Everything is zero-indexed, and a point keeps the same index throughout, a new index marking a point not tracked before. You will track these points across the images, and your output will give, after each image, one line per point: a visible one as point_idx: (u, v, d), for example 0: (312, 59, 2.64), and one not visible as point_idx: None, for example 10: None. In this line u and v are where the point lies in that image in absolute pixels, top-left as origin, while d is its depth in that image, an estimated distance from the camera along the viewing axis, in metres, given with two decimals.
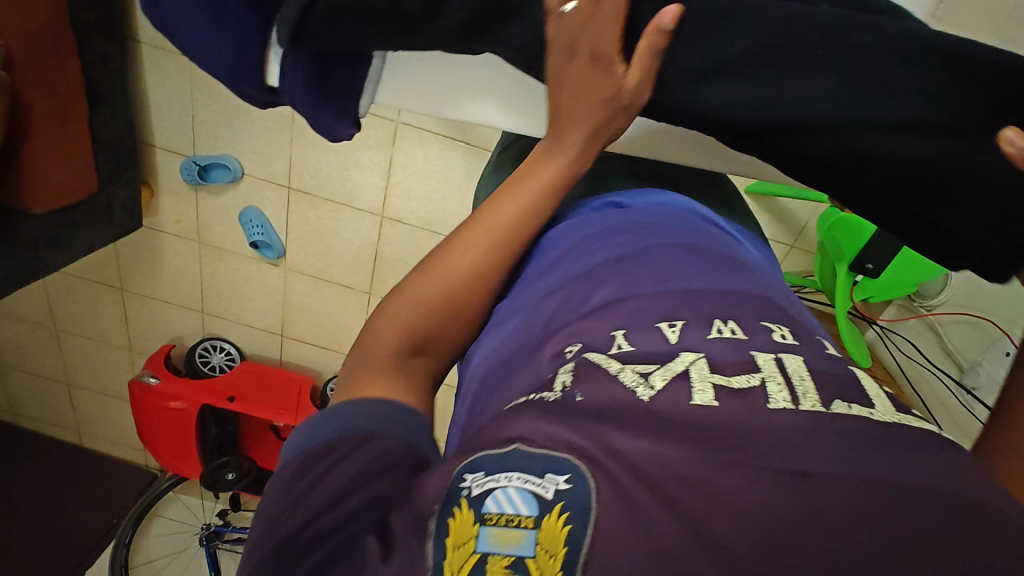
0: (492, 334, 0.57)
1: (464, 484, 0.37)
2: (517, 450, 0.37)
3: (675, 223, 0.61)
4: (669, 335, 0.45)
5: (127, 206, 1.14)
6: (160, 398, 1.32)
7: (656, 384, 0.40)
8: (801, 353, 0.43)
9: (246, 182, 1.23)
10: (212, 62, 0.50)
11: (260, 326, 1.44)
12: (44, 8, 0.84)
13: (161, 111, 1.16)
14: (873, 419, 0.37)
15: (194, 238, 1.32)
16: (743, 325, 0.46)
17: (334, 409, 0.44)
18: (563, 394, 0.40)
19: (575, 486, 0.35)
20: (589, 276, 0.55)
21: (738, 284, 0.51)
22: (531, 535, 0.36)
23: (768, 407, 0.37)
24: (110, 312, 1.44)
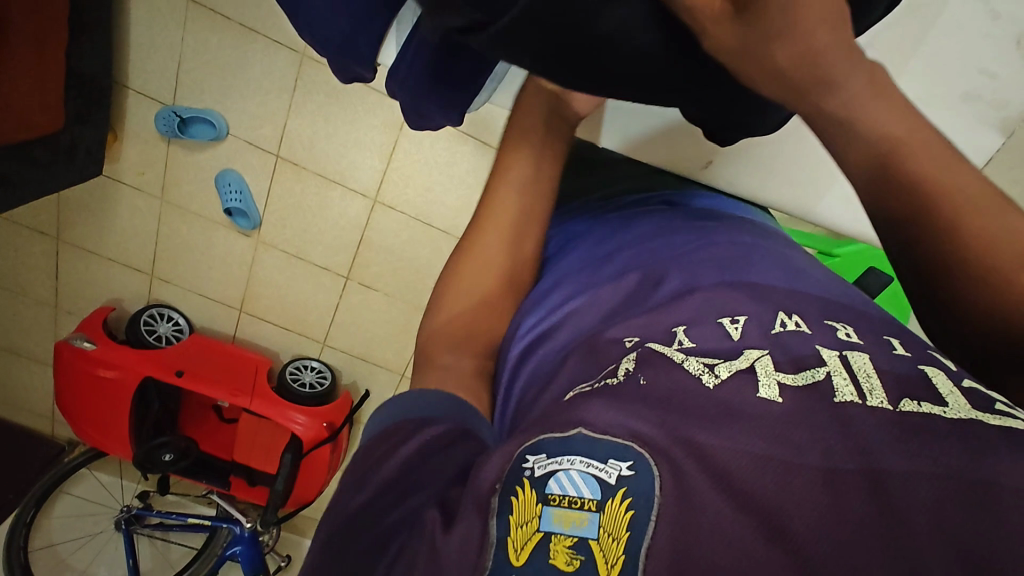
0: (534, 326, 0.48)
1: (525, 465, 0.30)
2: (582, 435, 0.31)
3: (738, 223, 0.57)
4: (731, 331, 0.38)
5: (91, 151, 1.05)
6: (93, 366, 1.18)
7: (721, 374, 0.34)
8: (867, 352, 0.36)
9: (228, 143, 1.13)
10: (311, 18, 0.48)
11: (215, 297, 1.31)
12: None
13: (145, 51, 1.06)
14: (946, 418, 0.31)
15: (156, 195, 1.19)
16: (807, 319, 0.39)
17: (396, 399, 0.42)
18: (624, 376, 0.35)
19: (640, 472, 0.29)
20: (645, 268, 0.48)
21: (820, 288, 0.44)
22: (594, 518, 0.29)
23: (833, 402, 0.32)
24: (39, 264, 1.27)
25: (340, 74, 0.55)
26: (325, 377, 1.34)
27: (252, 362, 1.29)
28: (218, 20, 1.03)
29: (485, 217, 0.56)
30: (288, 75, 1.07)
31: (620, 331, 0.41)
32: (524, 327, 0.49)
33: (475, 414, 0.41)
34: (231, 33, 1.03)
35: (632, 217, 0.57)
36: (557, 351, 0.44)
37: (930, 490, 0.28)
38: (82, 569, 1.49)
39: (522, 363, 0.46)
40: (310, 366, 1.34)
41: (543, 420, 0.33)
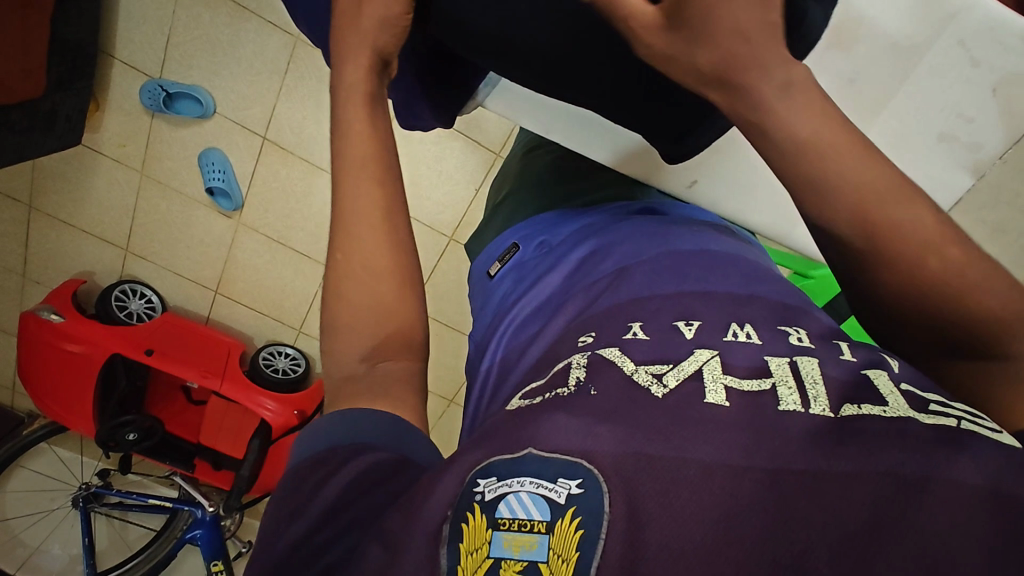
0: (509, 330, 0.49)
1: (476, 489, 0.32)
2: (531, 453, 0.32)
3: (713, 224, 0.56)
4: (684, 332, 0.38)
5: (70, 118, 1.02)
6: (58, 338, 1.16)
7: (670, 384, 0.35)
8: (817, 356, 0.36)
9: (214, 121, 1.11)
10: None
11: (191, 277, 1.29)
12: None
13: (134, 20, 1.03)
14: (885, 417, 0.31)
15: (136, 168, 1.16)
16: (760, 327, 0.39)
17: (329, 420, 0.40)
18: (575, 387, 0.36)
19: (588, 490, 0.31)
20: (604, 277, 0.47)
21: (793, 298, 0.43)
22: (543, 541, 0.31)
23: (777, 411, 0.32)
24: (9, 230, 1.23)
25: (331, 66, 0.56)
26: (298, 365, 1.32)
27: (225, 345, 1.28)
28: None
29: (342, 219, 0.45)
30: (282, 58, 1.05)
31: (581, 339, 0.41)
32: (503, 327, 0.49)
33: (409, 435, 0.39)
34: (226, 12, 1.02)
35: (600, 219, 0.56)
36: (531, 354, 0.44)
37: (869, 490, 0.28)
38: (35, 545, 1.46)
39: (501, 367, 0.47)
40: (284, 352, 1.33)
41: (490, 436, 0.35)
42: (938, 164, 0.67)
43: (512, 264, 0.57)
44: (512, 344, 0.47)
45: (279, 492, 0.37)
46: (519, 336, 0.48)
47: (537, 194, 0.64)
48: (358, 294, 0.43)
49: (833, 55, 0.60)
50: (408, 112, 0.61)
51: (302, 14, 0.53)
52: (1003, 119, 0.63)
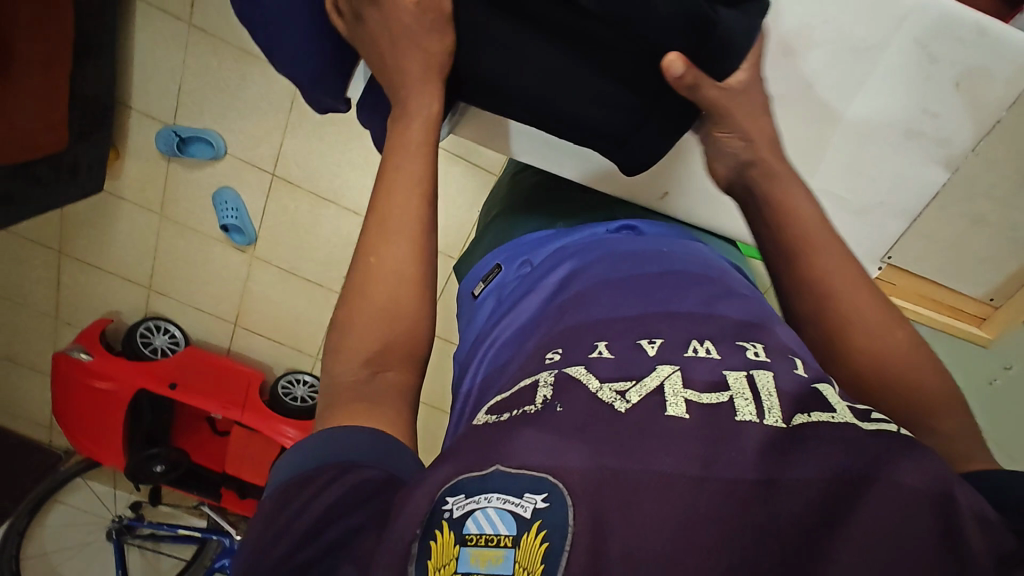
0: (490, 354, 0.50)
1: (446, 506, 0.34)
2: (498, 471, 0.34)
3: (685, 245, 0.58)
4: (647, 349, 0.41)
5: (92, 169, 1.06)
6: (89, 377, 1.21)
7: (632, 399, 0.37)
8: (774, 370, 0.39)
9: (226, 162, 1.16)
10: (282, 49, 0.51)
11: (211, 311, 1.34)
12: None
13: (146, 73, 1.09)
14: (833, 422, 0.34)
15: (156, 211, 1.22)
16: (719, 344, 0.42)
17: (320, 436, 0.40)
18: (542, 405, 0.38)
19: (553, 504, 0.32)
20: (576, 299, 0.48)
21: (753, 316, 0.45)
22: (510, 554, 0.32)
23: (734, 420, 0.35)
24: (41, 275, 1.30)
25: (315, 107, 0.58)
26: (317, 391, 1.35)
27: (243, 376, 1.30)
28: (219, 45, 1.06)
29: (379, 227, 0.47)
30: (285, 97, 1.10)
31: (550, 360, 0.42)
32: (483, 347, 0.51)
33: (398, 450, 0.39)
34: (230, 57, 1.07)
35: (581, 241, 0.57)
36: (505, 375, 0.45)
37: (817, 492, 0.31)
38: None
39: (476, 388, 0.48)
40: (302, 380, 1.36)
41: (464, 450, 0.37)
42: (907, 160, 0.67)
43: (491, 286, 0.58)
44: (492, 367, 0.48)
45: (258, 521, 0.37)
46: (496, 356, 0.49)
47: (525, 213, 0.66)
48: (377, 296, 0.44)
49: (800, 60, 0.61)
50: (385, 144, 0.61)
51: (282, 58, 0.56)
52: (970, 113, 0.64)
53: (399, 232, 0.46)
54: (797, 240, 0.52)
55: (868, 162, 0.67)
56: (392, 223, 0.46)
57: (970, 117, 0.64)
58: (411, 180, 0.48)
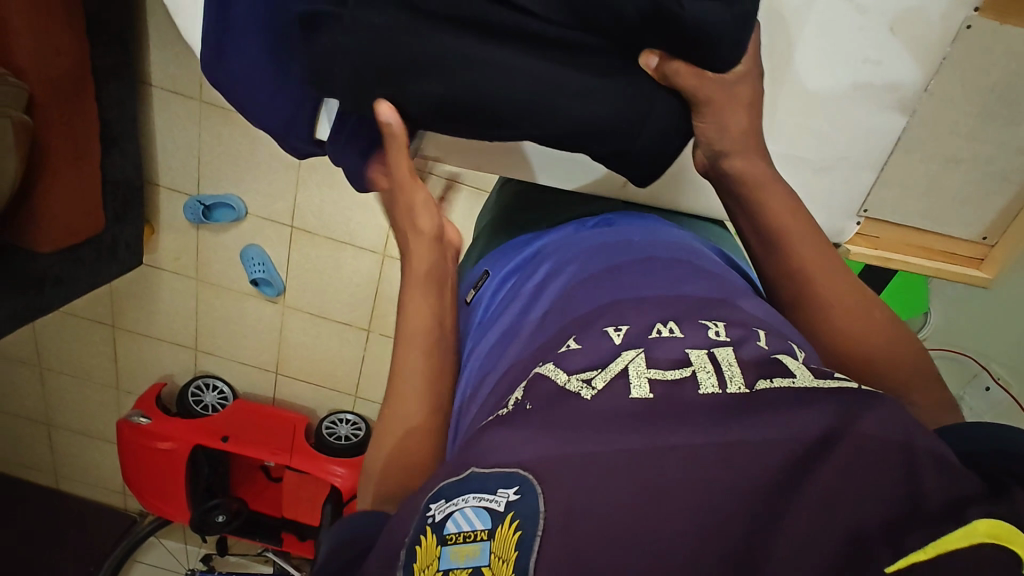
0: (479, 364, 0.53)
1: (429, 514, 0.37)
2: (473, 472, 0.36)
3: (659, 233, 0.60)
4: (614, 337, 0.43)
5: (130, 244, 1.17)
6: (149, 438, 1.28)
7: (597, 385, 0.39)
8: (734, 344, 0.41)
9: (248, 222, 1.24)
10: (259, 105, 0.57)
11: (253, 363, 1.42)
12: (74, 55, 0.88)
13: (168, 152, 1.20)
14: (794, 386, 0.36)
15: (192, 276, 1.32)
16: (683, 324, 0.44)
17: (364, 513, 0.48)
18: (514, 406, 0.40)
19: (524, 495, 0.34)
20: (558, 304, 0.50)
21: (713, 295, 0.48)
22: (485, 546, 0.34)
23: (698, 394, 0.37)
24: (100, 350, 1.41)
25: (289, 148, 0.62)
26: (360, 429, 1.41)
27: (290, 420, 1.38)
28: (228, 116, 1.15)
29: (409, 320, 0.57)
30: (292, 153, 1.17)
31: (527, 363, 0.45)
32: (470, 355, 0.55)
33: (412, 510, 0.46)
34: (240, 125, 1.16)
35: (562, 244, 0.60)
36: (487, 384, 0.49)
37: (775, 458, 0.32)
38: None
39: (465, 395, 0.52)
40: (344, 419, 1.42)
41: (452, 463, 0.39)
42: (863, 112, 0.69)
43: (478, 296, 0.61)
44: (481, 375, 0.51)
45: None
46: (485, 365, 0.51)
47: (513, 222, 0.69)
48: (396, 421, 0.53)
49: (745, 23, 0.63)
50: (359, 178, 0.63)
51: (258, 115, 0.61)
52: (911, 52, 0.66)
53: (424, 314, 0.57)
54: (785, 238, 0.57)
55: (820, 118, 0.69)
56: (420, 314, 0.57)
57: (911, 58, 0.66)
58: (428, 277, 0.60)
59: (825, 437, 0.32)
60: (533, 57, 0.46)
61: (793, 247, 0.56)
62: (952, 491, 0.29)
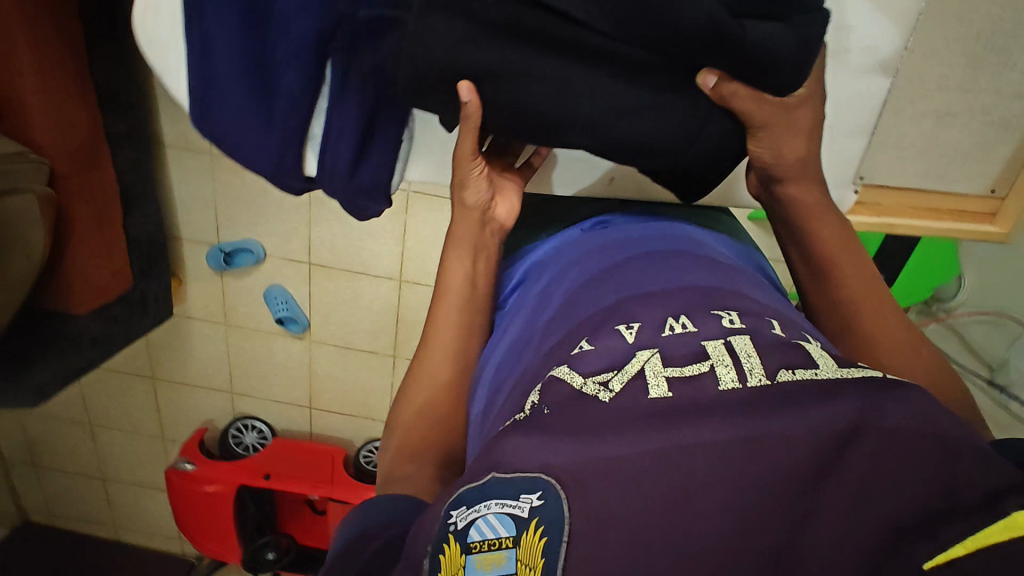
0: (488, 369, 0.55)
1: (450, 520, 0.37)
2: (493, 477, 0.36)
3: (659, 232, 0.62)
4: (627, 335, 0.43)
5: (160, 297, 1.23)
6: (196, 483, 1.32)
7: (615, 388, 0.38)
8: (749, 333, 0.42)
9: (268, 263, 1.28)
10: (257, 154, 0.60)
11: (287, 400, 1.45)
12: (88, 125, 0.93)
13: (185, 206, 1.24)
14: (816, 378, 0.37)
15: (220, 321, 1.36)
16: (695, 317, 0.44)
17: (380, 501, 0.47)
18: (531, 411, 0.39)
19: (548, 501, 0.35)
20: (562, 307, 0.52)
21: (720, 283, 0.49)
22: (511, 553, 0.36)
23: (720, 391, 0.37)
24: (143, 402, 1.47)
25: (282, 187, 0.64)
26: None
27: (328, 453, 1.41)
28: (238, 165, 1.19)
29: (444, 290, 0.62)
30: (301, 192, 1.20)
31: (541, 370, 0.45)
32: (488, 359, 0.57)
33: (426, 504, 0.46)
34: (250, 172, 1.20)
35: (566, 251, 0.63)
36: (508, 384, 0.49)
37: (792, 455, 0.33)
38: None
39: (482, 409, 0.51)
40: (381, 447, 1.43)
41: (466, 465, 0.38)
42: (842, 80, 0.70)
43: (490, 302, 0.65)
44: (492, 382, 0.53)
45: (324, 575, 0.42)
46: (495, 371, 0.54)
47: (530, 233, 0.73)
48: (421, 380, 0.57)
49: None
50: (354, 204, 0.64)
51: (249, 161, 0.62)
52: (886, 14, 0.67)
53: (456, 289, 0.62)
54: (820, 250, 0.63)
55: None
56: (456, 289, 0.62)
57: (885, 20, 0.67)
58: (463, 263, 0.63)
59: (857, 426, 0.34)
60: (598, 75, 0.48)
61: (828, 252, 0.63)
62: (981, 481, 0.32)
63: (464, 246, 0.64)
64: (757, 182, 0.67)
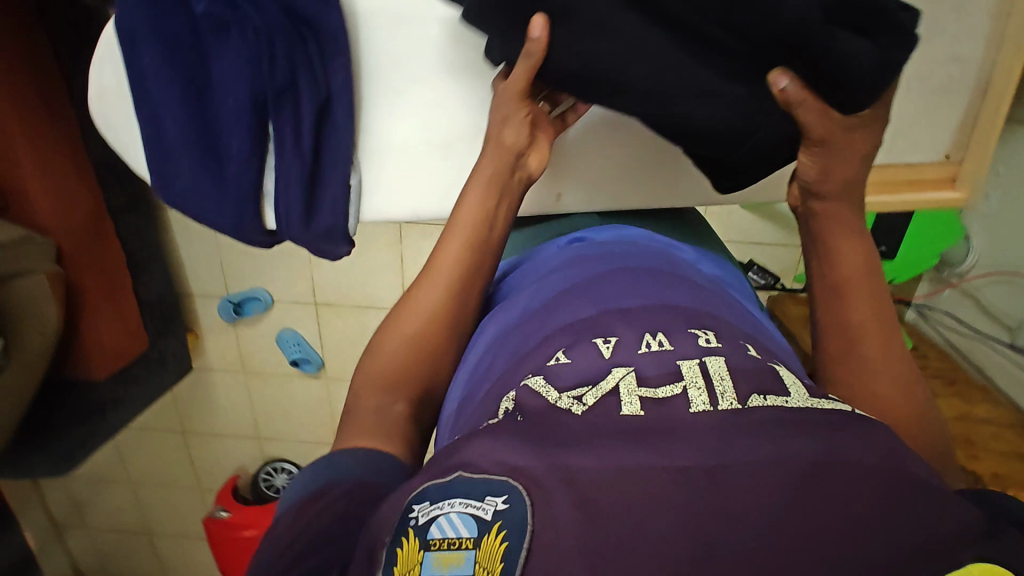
0: (471, 361, 0.58)
1: (411, 514, 0.38)
2: (460, 477, 0.38)
3: (631, 248, 0.65)
4: (604, 350, 0.47)
5: (177, 355, 1.28)
6: (233, 529, 1.35)
7: (587, 401, 0.42)
8: (723, 355, 0.45)
9: (277, 308, 1.32)
10: (239, 220, 0.67)
11: (312, 439, 1.48)
12: (90, 200, 0.98)
13: (193, 264, 1.28)
14: (786, 405, 0.40)
15: (239, 369, 1.40)
16: (671, 335, 0.48)
17: (340, 459, 0.48)
18: (505, 416, 0.43)
19: (512, 504, 0.36)
20: (541, 312, 0.56)
21: (697, 304, 0.53)
22: (471, 556, 0.36)
23: (690, 412, 0.40)
24: (177, 455, 1.52)
25: (245, 242, 0.70)
26: None
27: None
28: None
29: (455, 220, 0.62)
30: None
31: (517, 371, 0.49)
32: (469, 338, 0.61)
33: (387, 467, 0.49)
34: None
35: (550, 260, 0.67)
36: (487, 373, 0.53)
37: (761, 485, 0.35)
38: None
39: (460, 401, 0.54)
40: None
41: (434, 464, 0.41)
42: None
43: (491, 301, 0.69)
44: (473, 373, 0.57)
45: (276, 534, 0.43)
46: (474, 365, 0.58)
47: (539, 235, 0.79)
48: (419, 307, 0.58)
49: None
50: (322, 250, 0.71)
51: (229, 232, 0.68)
52: None
53: (461, 227, 0.60)
54: (828, 261, 0.58)
55: None
56: (465, 220, 0.61)
57: None
58: (477, 206, 0.61)
59: (818, 464, 0.35)
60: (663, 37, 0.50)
61: (839, 260, 0.57)
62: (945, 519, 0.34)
63: (480, 185, 0.62)
64: (797, 192, 0.62)
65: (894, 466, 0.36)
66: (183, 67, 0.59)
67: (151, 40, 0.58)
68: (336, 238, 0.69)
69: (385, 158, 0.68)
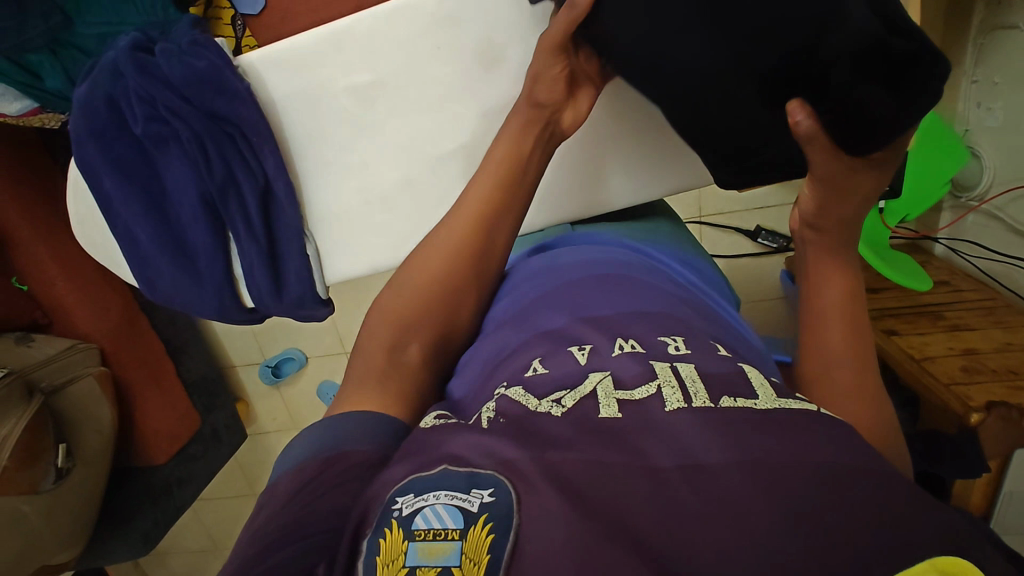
0: (464, 363, 0.53)
1: (394, 506, 0.34)
2: (446, 469, 0.35)
3: (601, 253, 0.60)
4: (579, 357, 0.44)
5: (229, 425, 1.36)
6: None
7: (567, 403, 0.38)
8: (694, 360, 0.41)
9: (312, 364, 1.38)
10: (224, 301, 0.76)
11: None
12: (120, 296, 1.07)
13: (229, 338, 1.37)
14: (755, 408, 0.36)
15: (291, 428, 1.47)
16: (644, 340, 0.45)
17: (344, 418, 0.44)
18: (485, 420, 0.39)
19: (499, 498, 0.33)
20: (517, 320, 0.52)
21: (665, 308, 0.49)
22: (458, 546, 0.32)
23: (664, 411, 0.36)
24: None
25: (228, 319, 0.80)
26: None
27: None
28: None
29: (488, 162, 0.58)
30: None
31: (491, 382, 0.46)
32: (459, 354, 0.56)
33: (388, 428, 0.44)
34: None
35: (528, 265, 0.63)
36: (467, 383, 0.49)
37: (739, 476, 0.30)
38: None
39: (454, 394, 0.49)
40: None
41: (414, 453, 0.38)
42: None
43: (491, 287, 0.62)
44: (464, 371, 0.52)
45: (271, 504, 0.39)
46: (463, 365, 0.52)
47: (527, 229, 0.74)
48: (439, 246, 0.55)
49: (466, 59, 0.62)
50: (300, 312, 0.79)
51: (217, 314, 0.78)
52: None
53: (489, 180, 0.56)
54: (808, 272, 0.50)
55: None
56: (503, 159, 0.57)
57: None
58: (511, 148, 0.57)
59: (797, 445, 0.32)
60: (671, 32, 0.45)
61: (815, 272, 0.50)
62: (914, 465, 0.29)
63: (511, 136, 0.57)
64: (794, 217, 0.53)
65: (871, 465, 0.32)
66: (139, 184, 0.69)
67: (105, 169, 0.68)
68: (311, 303, 0.77)
69: (330, 224, 0.74)
